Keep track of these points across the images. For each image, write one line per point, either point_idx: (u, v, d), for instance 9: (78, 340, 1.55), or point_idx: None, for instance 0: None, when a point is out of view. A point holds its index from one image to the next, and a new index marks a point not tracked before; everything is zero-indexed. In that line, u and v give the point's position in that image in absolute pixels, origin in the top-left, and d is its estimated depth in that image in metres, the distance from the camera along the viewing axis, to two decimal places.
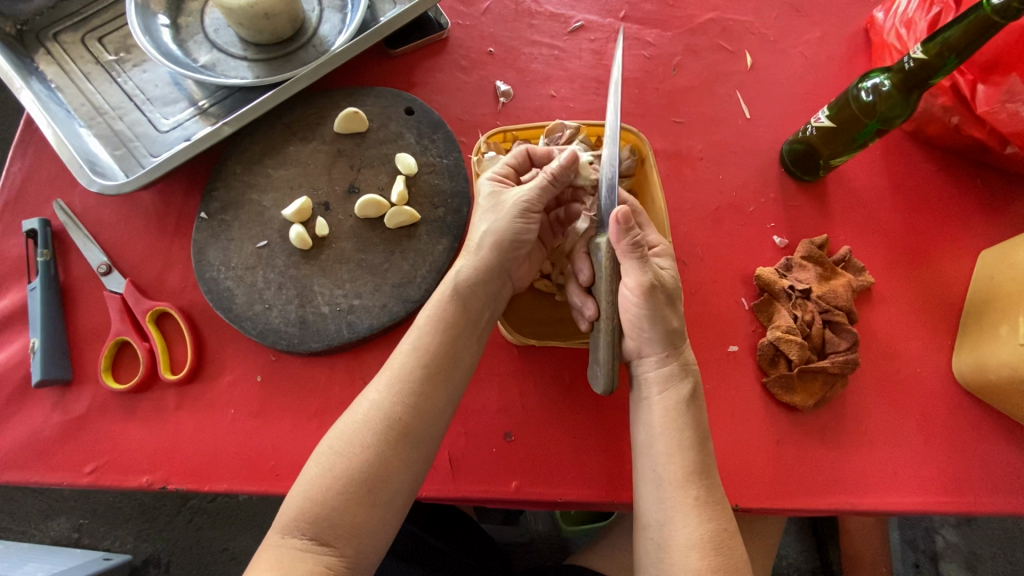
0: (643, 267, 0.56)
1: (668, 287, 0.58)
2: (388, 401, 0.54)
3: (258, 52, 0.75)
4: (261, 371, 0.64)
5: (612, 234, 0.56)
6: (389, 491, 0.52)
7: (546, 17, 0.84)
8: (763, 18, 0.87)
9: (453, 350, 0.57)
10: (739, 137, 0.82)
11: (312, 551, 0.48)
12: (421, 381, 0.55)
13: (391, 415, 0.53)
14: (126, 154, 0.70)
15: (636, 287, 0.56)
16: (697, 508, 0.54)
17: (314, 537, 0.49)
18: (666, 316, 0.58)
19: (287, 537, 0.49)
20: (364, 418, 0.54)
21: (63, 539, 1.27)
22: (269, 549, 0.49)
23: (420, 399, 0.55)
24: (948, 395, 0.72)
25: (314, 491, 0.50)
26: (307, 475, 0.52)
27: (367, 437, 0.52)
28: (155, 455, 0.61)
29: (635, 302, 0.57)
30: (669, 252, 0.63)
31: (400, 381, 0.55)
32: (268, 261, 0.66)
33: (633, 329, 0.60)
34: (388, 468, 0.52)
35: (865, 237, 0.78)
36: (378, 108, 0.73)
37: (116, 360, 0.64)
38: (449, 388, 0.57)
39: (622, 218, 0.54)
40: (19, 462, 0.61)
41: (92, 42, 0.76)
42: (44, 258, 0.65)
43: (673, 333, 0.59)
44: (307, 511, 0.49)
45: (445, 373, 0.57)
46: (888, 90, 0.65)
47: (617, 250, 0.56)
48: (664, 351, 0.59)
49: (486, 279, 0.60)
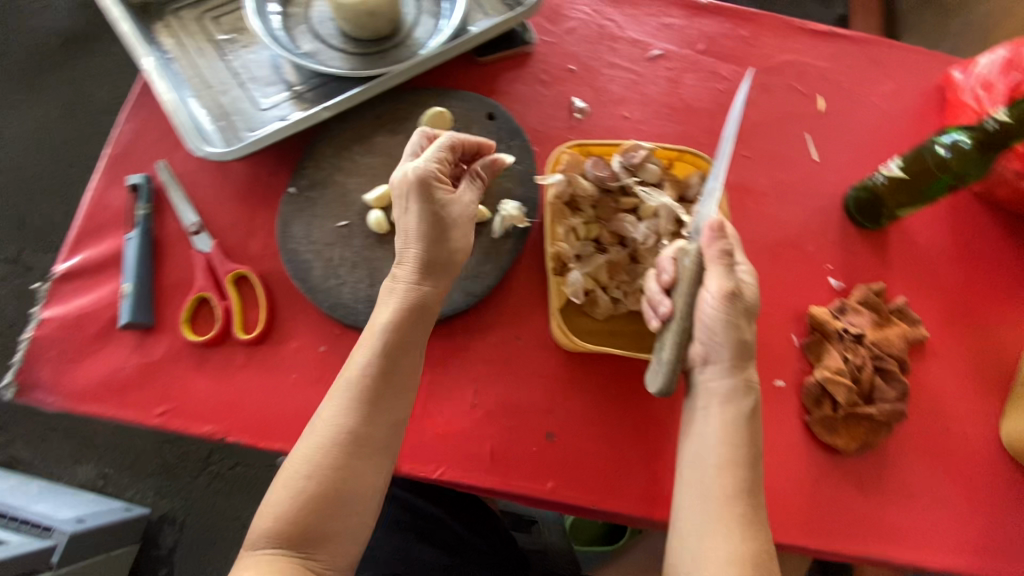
0: (728, 275, 0.58)
1: (748, 300, 0.59)
2: (345, 413, 0.56)
3: (356, 46, 0.81)
4: (325, 342, 0.68)
5: (703, 240, 0.59)
6: (363, 497, 0.55)
7: (627, 43, 0.87)
8: (839, 65, 0.89)
9: (404, 359, 0.59)
10: (804, 178, 0.83)
11: (289, 558, 0.52)
12: (378, 392, 0.57)
13: (353, 428, 0.55)
14: (227, 126, 0.76)
15: (718, 291, 0.58)
16: (740, 526, 0.55)
17: (290, 546, 0.52)
18: (740, 327, 0.58)
19: (260, 549, 0.52)
20: (324, 433, 0.55)
21: (88, 484, 1.32)
22: (247, 558, 0.52)
23: (380, 408, 0.57)
24: (992, 459, 0.72)
25: (282, 505, 0.53)
26: (280, 486, 0.54)
27: (331, 449, 0.54)
28: (220, 408, 0.65)
29: (712, 308, 0.58)
30: (753, 271, 0.62)
31: (359, 395, 0.56)
32: (346, 240, 0.70)
33: (706, 333, 0.60)
34: (360, 479, 0.55)
35: (921, 292, 0.78)
36: (462, 110, 0.77)
37: (194, 314, 0.69)
38: (404, 394, 0.59)
39: (715, 227, 0.59)
40: (95, 396, 0.65)
41: (208, 21, 0.82)
42: (144, 211, 0.71)
43: (745, 347, 0.59)
44: (279, 523, 0.52)
45: (399, 382, 0.58)
46: (967, 148, 0.66)
47: (705, 255, 0.59)
48: (731, 362, 0.59)
49: (424, 291, 0.60)
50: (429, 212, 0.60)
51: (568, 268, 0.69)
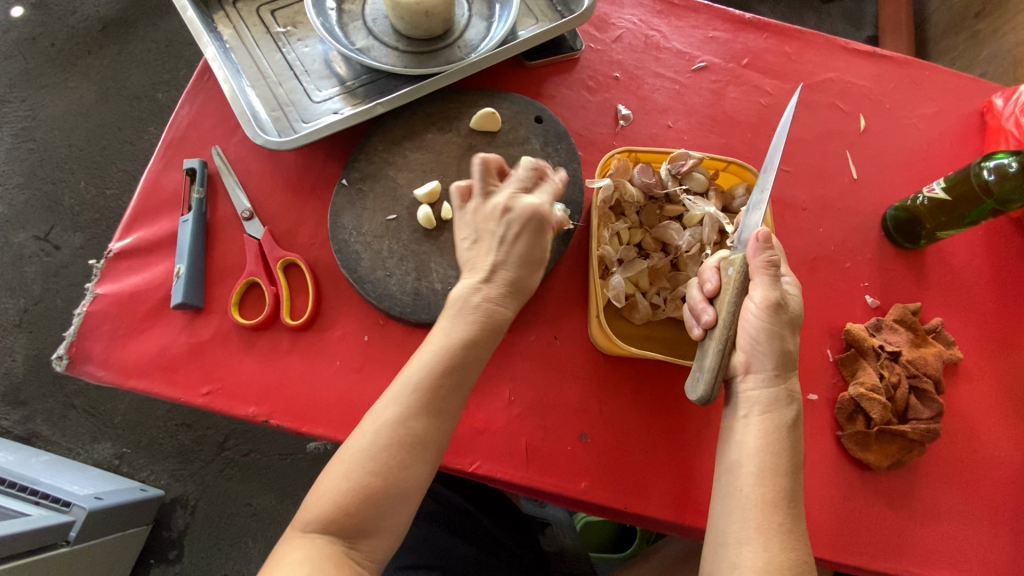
0: (773, 285, 0.58)
1: (792, 311, 0.60)
2: (404, 417, 0.56)
3: (408, 44, 0.82)
4: (369, 332, 0.69)
5: (749, 250, 0.59)
6: (412, 494, 0.56)
7: (672, 54, 0.88)
8: (881, 86, 0.90)
9: (466, 368, 0.59)
10: (843, 195, 0.84)
11: (337, 546, 0.52)
12: (439, 396, 0.57)
13: (412, 429, 0.56)
14: (281, 116, 0.77)
15: (762, 301, 0.58)
16: (779, 536, 0.55)
17: (340, 535, 0.52)
18: (783, 337, 0.59)
19: (311, 535, 0.52)
20: (382, 431, 0.55)
21: (104, 463, 1.34)
22: (293, 542, 0.52)
23: (438, 415, 0.57)
24: (1022, 485, 0.72)
25: (336, 496, 0.53)
26: (334, 476, 0.54)
27: (388, 447, 0.55)
28: (265, 390, 0.66)
29: (756, 318, 0.59)
30: (798, 283, 0.63)
31: (421, 397, 0.57)
32: (394, 233, 0.71)
33: (748, 342, 0.60)
34: (412, 478, 0.55)
35: (957, 314, 0.79)
36: (511, 112, 0.79)
37: (242, 298, 0.70)
38: (459, 399, 0.59)
39: (762, 237, 0.58)
40: (143, 372, 0.67)
41: (265, 13, 0.84)
42: (198, 195, 0.72)
43: (787, 357, 0.60)
44: (331, 511, 0.52)
45: (458, 389, 0.59)
46: (1014, 171, 0.67)
47: (750, 264, 0.59)
48: (773, 372, 0.60)
49: (499, 311, 0.62)
50: (535, 237, 0.63)
51: (610, 272, 0.71)
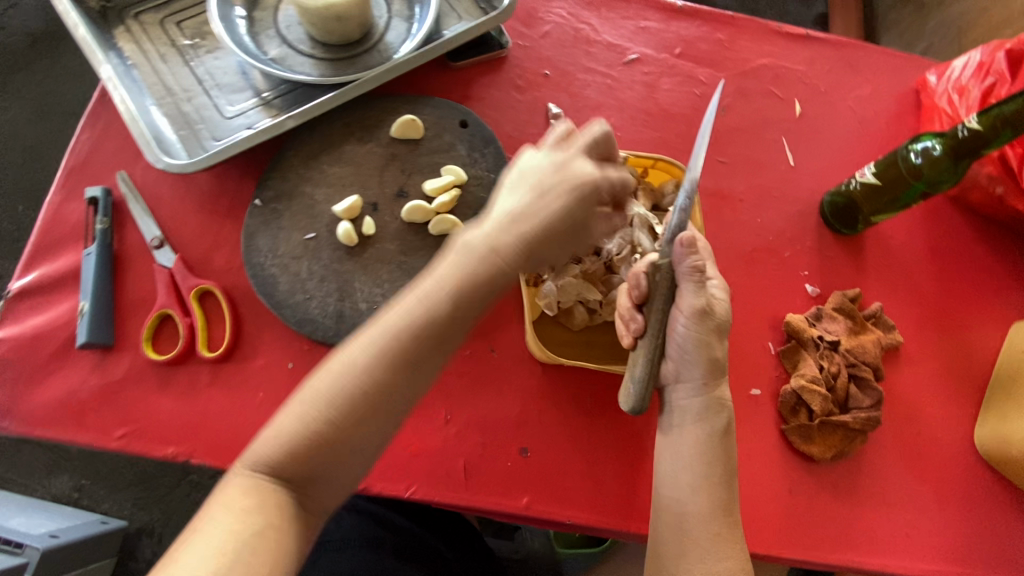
0: (698, 292, 0.56)
1: (719, 317, 0.58)
2: (370, 367, 0.47)
3: (324, 51, 0.78)
4: (293, 359, 0.66)
5: (673, 254, 0.56)
6: (365, 453, 0.49)
7: (603, 46, 0.86)
8: (816, 69, 0.89)
9: (454, 322, 0.48)
10: (781, 183, 0.83)
11: (275, 487, 0.47)
12: (415, 351, 0.47)
13: (375, 383, 0.47)
14: (190, 135, 0.73)
15: (689, 310, 0.57)
16: (716, 546, 0.55)
17: (281, 478, 0.47)
18: (711, 345, 0.58)
19: (251, 472, 0.47)
20: (343, 379, 0.47)
21: (62, 497, 1.29)
22: (233, 480, 0.47)
23: (413, 370, 0.48)
24: (968, 464, 0.72)
25: (284, 437, 0.47)
26: (288, 413, 0.48)
27: (343, 400, 0.47)
28: (184, 429, 0.63)
29: (684, 326, 0.57)
30: (724, 284, 0.61)
31: (392, 345, 0.47)
32: (314, 253, 0.68)
33: (676, 351, 0.59)
34: (365, 438, 0.48)
35: (897, 297, 0.78)
36: (434, 118, 0.76)
37: (156, 331, 0.67)
38: (439, 356, 0.49)
39: (687, 241, 0.55)
40: (52, 419, 0.63)
41: (170, 25, 0.79)
42: (102, 226, 0.68)
43: (716, 364, 0.59)
44: (278, 455, 0.47)
45: (440, 344, 0.48)
46: (938, 154, 0.66)
47: (677, 271, 0.56)
48: (702, 380, 0.59)
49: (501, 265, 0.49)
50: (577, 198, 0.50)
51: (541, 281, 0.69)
